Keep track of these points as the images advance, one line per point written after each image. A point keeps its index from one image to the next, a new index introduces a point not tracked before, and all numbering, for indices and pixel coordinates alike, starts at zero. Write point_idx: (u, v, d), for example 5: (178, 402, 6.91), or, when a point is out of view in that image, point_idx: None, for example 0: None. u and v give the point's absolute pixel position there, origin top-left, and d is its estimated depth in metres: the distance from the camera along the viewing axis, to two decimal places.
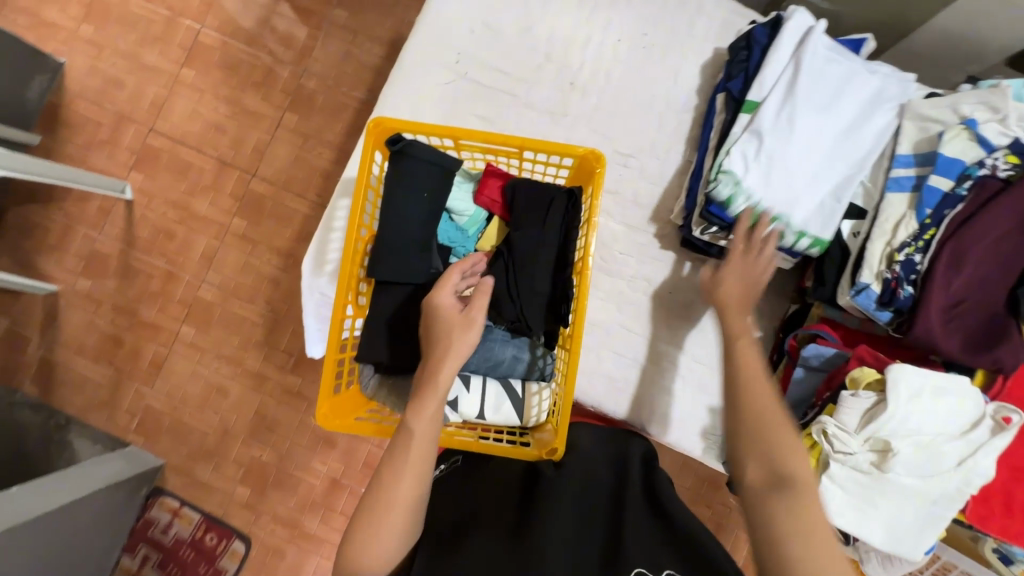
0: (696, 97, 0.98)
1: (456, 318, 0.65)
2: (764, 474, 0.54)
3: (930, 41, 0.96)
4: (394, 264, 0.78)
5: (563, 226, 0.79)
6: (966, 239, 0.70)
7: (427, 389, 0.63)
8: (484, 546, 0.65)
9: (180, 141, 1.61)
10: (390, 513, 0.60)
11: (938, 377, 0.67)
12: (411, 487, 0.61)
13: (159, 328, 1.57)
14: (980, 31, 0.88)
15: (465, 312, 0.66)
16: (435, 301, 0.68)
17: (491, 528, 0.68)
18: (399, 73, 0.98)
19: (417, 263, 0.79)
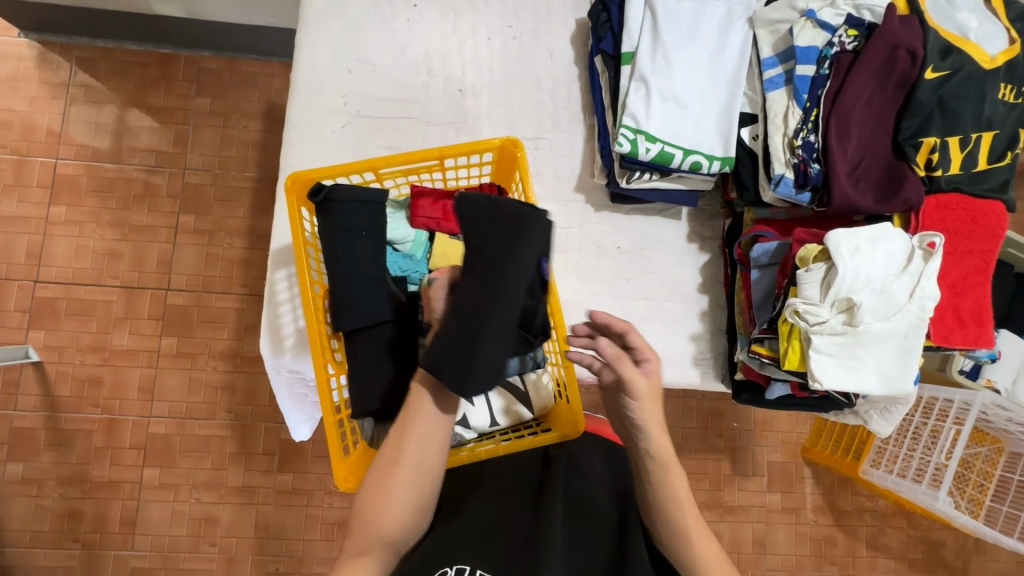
0: (576, 67, 1.05)
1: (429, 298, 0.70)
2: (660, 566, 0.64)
3: None
4: (361, 307, 0.77)
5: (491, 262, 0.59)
6: (844, 109, 0.80)
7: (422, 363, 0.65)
8: (481, 535, 0.65)
9: (74, 282, 1.49)
10: (395, 469, 0.61)
11: (870, 230, 0.75)
12: (432, 451, 0.62)
13: (118, 483, 1.43)
14: None
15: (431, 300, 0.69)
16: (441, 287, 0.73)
17: (497, 515, 0.67)
18: (292, 132, 0.97)
19: (379, 302, 0.78)
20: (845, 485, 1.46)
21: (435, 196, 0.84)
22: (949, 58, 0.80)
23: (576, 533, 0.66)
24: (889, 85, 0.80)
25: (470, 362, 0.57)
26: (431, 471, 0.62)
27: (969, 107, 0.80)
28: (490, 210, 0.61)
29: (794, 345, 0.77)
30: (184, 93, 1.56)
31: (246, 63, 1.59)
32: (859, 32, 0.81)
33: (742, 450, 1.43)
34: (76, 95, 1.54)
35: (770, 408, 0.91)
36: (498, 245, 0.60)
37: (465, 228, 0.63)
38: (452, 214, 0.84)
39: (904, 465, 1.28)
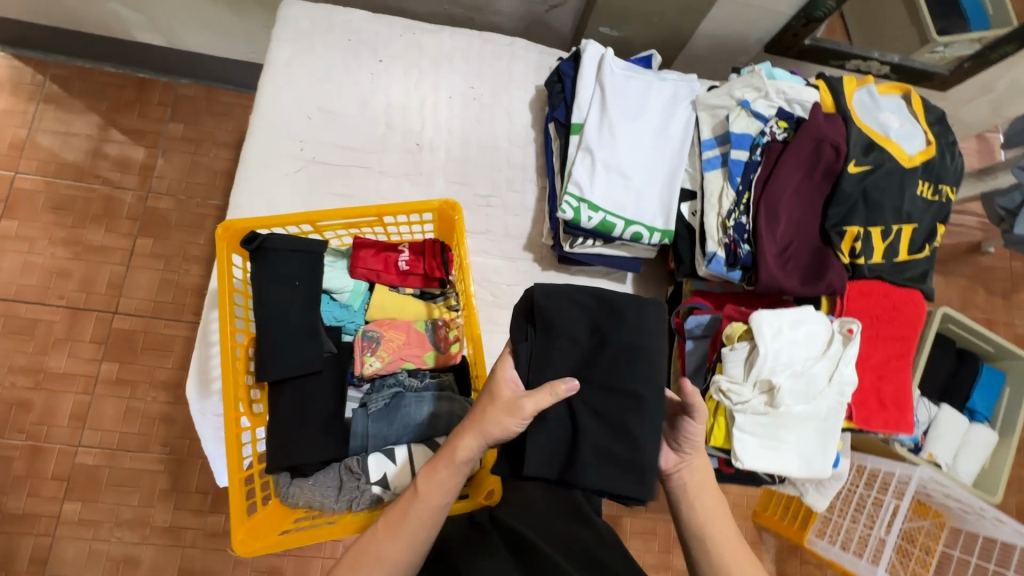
0: (533, 131, 1.09)
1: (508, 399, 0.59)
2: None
3: (709, 36, 1.19)
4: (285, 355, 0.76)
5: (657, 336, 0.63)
6: (774, 195, 0.83)
7: (445, 458, 0.62)
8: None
9: (15, 299, 1.43)
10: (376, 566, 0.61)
11: (793, 313, 0.77)
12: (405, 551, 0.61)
13: (35, 517, 1.34)
14: (746, 26, 1.16)
15: (516, 402, 0.58)
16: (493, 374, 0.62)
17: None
18: (246, 172, 0.97)
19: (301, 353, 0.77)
20: (795, 555, 1.44)
21: (377, 248, 0.86)
22: (870, 154, 0.85)
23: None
24: (816, 174, 0.84)
25: (636, 461, 0.60)
26: (412, 566, 0.63)
27: (890, 199, 0.85)
28: (585, 297, 0.63)
29: (718, 422, 0.78)
30: (157, 117, 1.57)
31: (224, 94, 1.60)
32: (789, 125, 0.87)
33: None
34: (45, 111, 1.53)
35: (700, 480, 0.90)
36: (623, 328, 0.62)
37: (560, 311, 0.62)
38: (393, 267, 0.85)
39: (847, 537, 1.27)
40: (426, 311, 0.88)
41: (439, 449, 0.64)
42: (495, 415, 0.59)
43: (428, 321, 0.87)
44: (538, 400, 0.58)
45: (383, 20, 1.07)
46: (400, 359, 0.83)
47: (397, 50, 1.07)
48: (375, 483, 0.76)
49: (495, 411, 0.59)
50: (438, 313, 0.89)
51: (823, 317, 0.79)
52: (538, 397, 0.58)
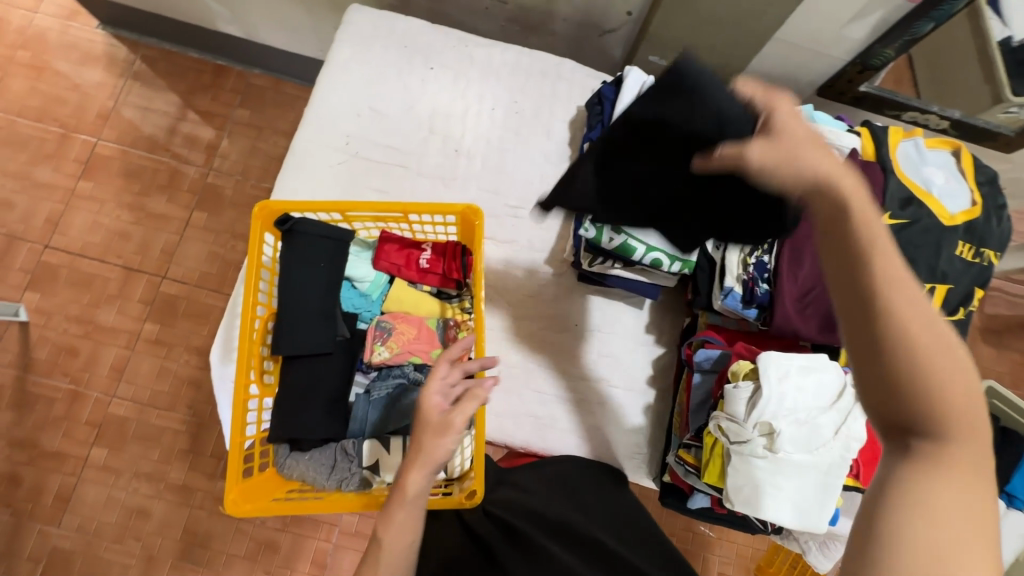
0: (570, 148, 1.11)
1: (436, 422, 0.64)
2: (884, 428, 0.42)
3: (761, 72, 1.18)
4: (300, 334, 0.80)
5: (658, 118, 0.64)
6: (800, 237, 0.82)
7: (396, 501, 0.63)
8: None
9: (79, 254, 1.56)
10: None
11: (802, 359, 0.76)
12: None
13: (65, 456, 1.44)
14: (800, 65, 1.14)
15: (448, 417, 0.64)
16: (421, 407, 0.66)
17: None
18: (294, 159, 1.04)
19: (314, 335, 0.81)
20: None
21: (402, 243, 0.90)
22: (907, 208, 0.82)
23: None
24: None
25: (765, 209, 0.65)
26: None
27: (924, 256, 0.82)
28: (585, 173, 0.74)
29: (714, 459, 0.77)
30: (227, 102, 1.68)
31: (290, 87, 1.71)
32: None
33: (690, 555, 1.35)
34: (131, 87, 1.67)
35: (692, 517, 0.88)
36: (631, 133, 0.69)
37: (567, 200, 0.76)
38: (414, 263, 0.89)
39: None
40: (439, 309, 0.91)
41: (389, 499, 0.64)
42: (444, 440, 0.63)
43: (440, 320, 0.89)
44: (468, 407, 0.65)
45: (439, 30, 1.13)
46: (408, 352, 0.85)
47: (449, 59, 1.12)
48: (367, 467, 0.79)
49: (441, 439, 0.63)
50: (451, 313, 0.92)
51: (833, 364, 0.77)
52: (465, 406, 0.65)
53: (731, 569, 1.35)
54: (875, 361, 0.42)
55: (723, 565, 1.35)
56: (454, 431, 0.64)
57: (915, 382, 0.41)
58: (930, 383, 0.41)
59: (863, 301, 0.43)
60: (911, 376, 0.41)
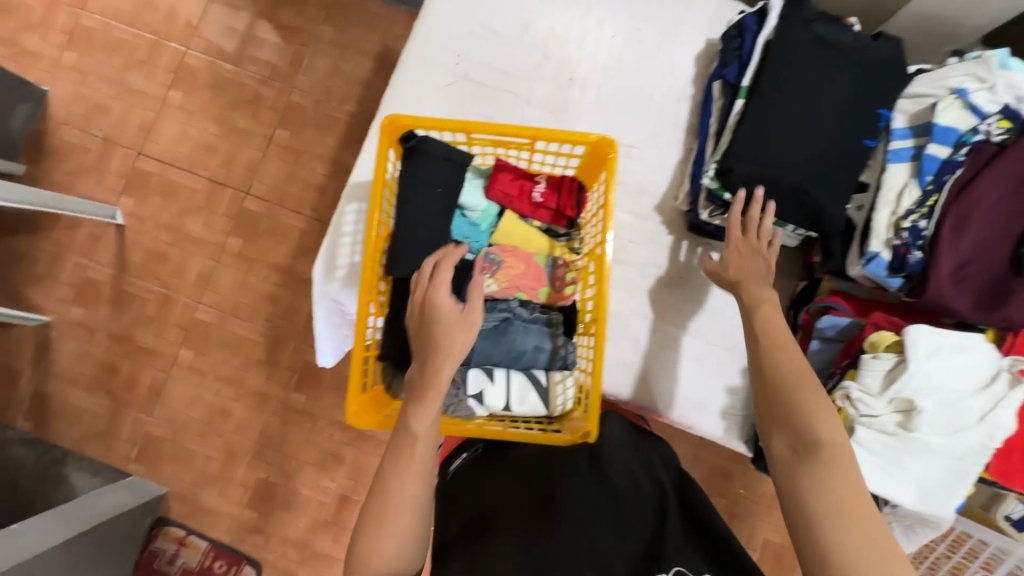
0: (692, 87, 1.02)
1: (455, 316, 0.67)
2: (791, 443, 0.60)
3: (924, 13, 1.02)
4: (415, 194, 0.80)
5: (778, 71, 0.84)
6: (967, 204, 0.74)
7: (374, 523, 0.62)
8: (513, 536, 0.68)
9: (169, 163, 1.60)
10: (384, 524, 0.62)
11: (957, 337, 0.69)
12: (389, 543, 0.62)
13: (156, 354, 1.54)
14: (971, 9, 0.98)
15: (464, 311, 0.68)
16: (432, 306, 0.68)
17: (516, 513, 0.72)
18: (401, 76, 1.00)
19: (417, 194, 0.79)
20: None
21: (516, 173, 0.86)
22: None
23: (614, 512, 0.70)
24: None
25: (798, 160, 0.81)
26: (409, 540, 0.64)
27: None
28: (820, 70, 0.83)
29: None
30: (313, 17, 1.63)
31: (376, 5, 1.64)
32: (1011, 126, 0.75)
33: (741, 520, 1.31)
34: None
35: None
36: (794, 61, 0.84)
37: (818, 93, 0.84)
38: (528, 196, 0.86)
39: None
40: (548, 246, 0.88)
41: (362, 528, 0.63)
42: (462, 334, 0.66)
43: (549, 258, 0.87)
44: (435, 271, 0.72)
45: None
46: (515, 287, 0.83)
47: None
48: (471, 396, 0.79)
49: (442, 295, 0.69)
50: (559, 251, 0.88)
51: (991, 346, 0.70)
52: (476, 300, 0.69)
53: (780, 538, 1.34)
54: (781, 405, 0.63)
55: (772, 533, 1.33)
56: (474, 325, 0.68)
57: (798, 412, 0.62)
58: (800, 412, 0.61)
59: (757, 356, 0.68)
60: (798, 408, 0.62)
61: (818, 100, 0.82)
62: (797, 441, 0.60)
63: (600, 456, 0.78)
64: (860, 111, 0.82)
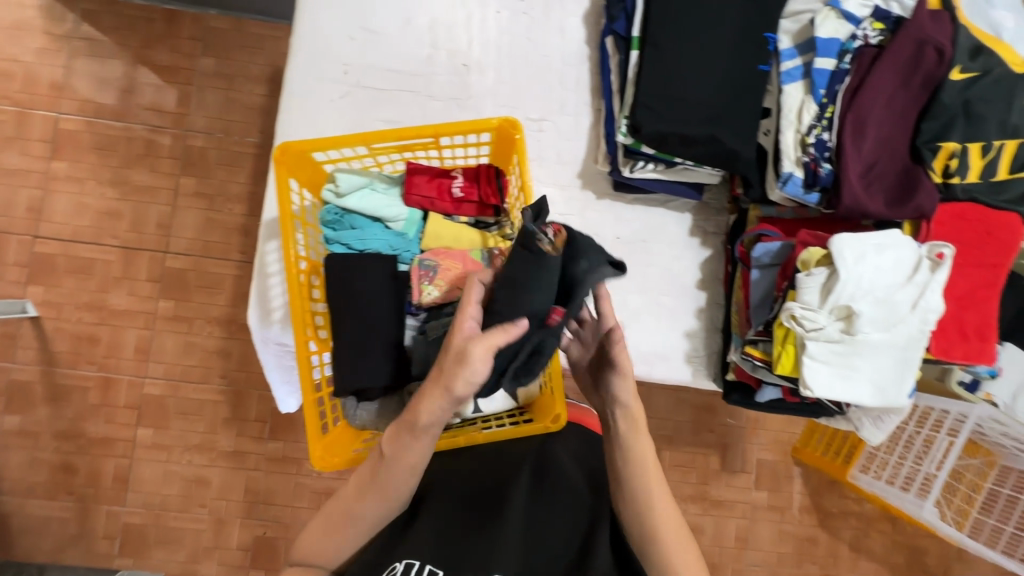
0: (588, 48, 1.01)
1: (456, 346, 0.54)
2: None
3: None
4: (580, 256, 0.55)
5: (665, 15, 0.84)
6: (861, 110, 0.77)
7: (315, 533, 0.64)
8: (437, 539, 0.63)
9: (73, 240, 1.45)
10: (345, 522, 0.62)
11: (876, 237, 0.74)
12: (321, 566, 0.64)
13: (113, 441, 1.43)
14: None
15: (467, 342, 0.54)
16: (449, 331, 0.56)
17: (455, 506, 0.67)
18: (290, 98, 0.94)
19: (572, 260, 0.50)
20: (821, 487, 1.37)
21: (431, 174, 0.84)
22: (978, 59, 0.77)
23: (541, 529, 0.64)
24: (913, 84, 0.77)
25: (699, 100, 0.82)
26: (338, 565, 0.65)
27: (995, 111, 0.77)
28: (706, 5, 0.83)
29: (788, 350, 0.76)
30: (188, 52, 1.49)
31: (253, 24, 1.50)
32: (885, 26, 0.79)
33: (733, 448, 1.35)
34: (80, 49, 1.47)
35: (759, 410, 0.90)
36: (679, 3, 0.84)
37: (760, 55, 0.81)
38: (448, 193, 0.84)
39: (893, 473, 1.21)
40: (480, 239, 0.85)
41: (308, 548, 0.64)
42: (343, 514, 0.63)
43: (483, 250, 0.83)
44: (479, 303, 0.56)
45: None
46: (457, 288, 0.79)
47: None
48: None
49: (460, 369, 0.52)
50: (493, 242, 0.86)
51: (909, 239, 0.74)
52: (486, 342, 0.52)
53: (770, 455, 1.36)
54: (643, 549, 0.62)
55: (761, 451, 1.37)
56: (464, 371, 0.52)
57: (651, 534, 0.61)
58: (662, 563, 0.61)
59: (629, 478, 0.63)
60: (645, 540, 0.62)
61: (708, 36, 0.83)
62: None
63: (552, 458, 0.72)
64: (747, 39, 0.83)
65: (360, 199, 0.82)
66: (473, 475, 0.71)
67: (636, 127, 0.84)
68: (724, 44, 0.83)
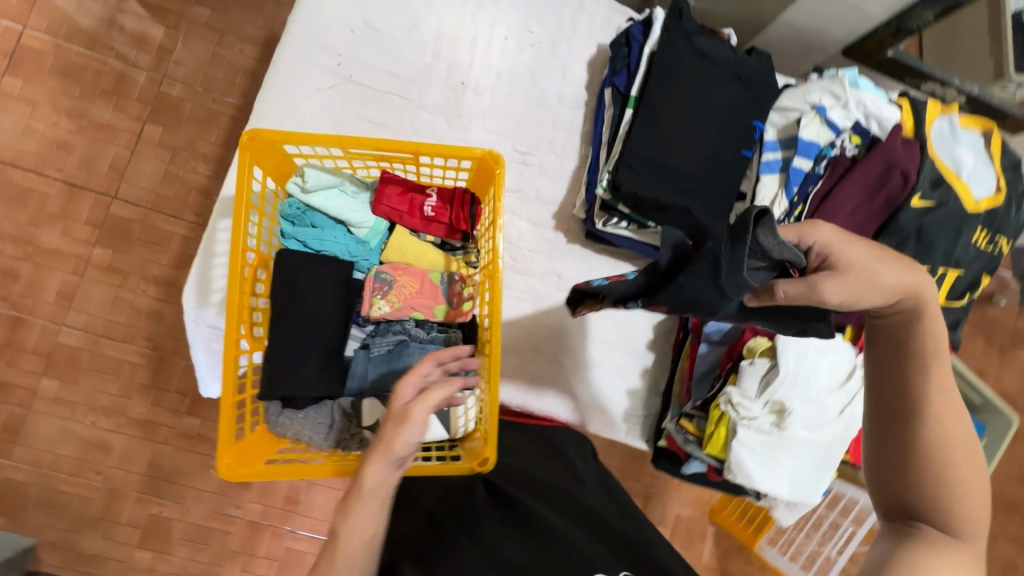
0: (586, 93, 1.01)
1: (396, 413, 0.59)
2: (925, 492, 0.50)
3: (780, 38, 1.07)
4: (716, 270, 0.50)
5: (664, 80, 0.86)
6: (828, 215, 0.80)
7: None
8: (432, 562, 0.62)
9: (11, 164, 1.32)
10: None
11: (820, 339, 0.77)
12: None
13: (10, 386, 1.28)
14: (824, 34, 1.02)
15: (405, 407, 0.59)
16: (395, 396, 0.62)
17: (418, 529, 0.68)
18: (274, 78, 0.90)
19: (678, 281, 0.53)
20: (741, 554, 1.38)
21: (404, 187, 0.82)
22: (937, 189, 0.81)
23: (518, 526, 0.65)
24: (877, 200, 0.81)
25: (681, 170, 0.84)
26: None
27: (943, 241, 0.82)
28: (703, 78, 0.85)
29: (719, 432, 0.78)
30: None
31: None
32: (862, 141, 0.84)
33: (654, 500, 1.36)
34: None
35: (683, 480, 0.91)
36: (679, 71, 0.86)
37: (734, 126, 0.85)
38: (418, 210, 0.82)
39: (797, 550, 1.22)
40: (443, 262, 0.85)
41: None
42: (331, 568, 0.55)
43: (444, 273, 0.83)
44: (435, 398, 0.59)
45: None
46: (409, 307, 0.80)
47: None
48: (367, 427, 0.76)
49: (404, 428, 0.57)
50: (456, 267, 0.85)
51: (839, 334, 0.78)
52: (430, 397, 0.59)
53: (689, 512, 1.37)
54: (917, 427, 0.51)
55: (681, 508, 1.37)
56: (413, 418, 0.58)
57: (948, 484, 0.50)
58: (935, 449, 0.51)
59: (902, 415, 0.52)
60: (952, 490, 0.50)
61: (700, 110, 0.85)
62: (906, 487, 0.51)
63: (500, 474, 0.75)
64: (734, 121, 0.86)
65: (325, 198, 0.79)
66: (429, 517, 0.70)
67: (616, 185, 0.85)
68: (716, 119, 0.85)
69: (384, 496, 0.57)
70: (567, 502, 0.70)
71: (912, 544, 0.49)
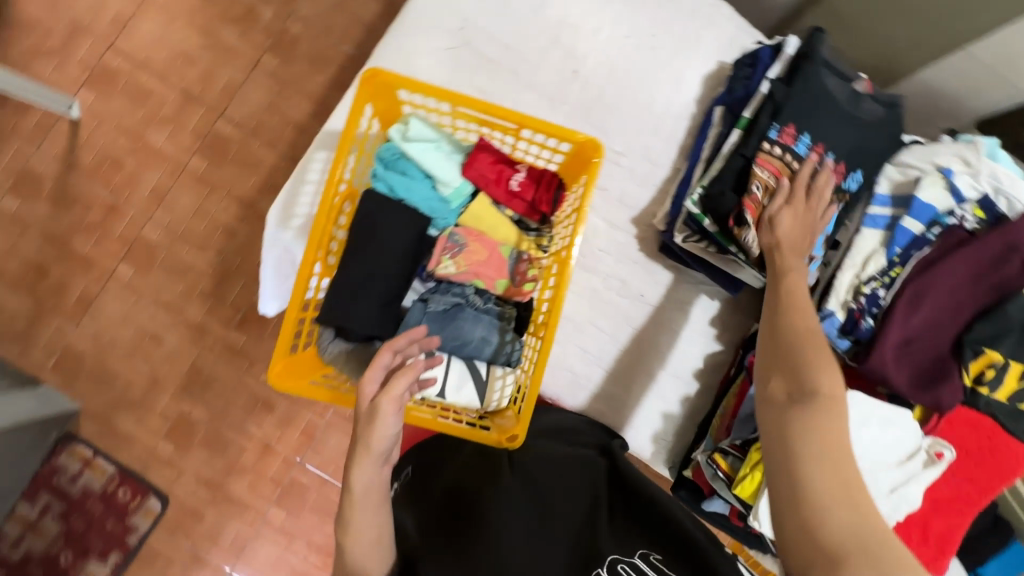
0: (694, 107, 0.99)
1: (364, 412, 0.60)
2: (789, 387, 0.58)
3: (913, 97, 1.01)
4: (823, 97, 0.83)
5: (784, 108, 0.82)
6: (927, 285, 0.76)
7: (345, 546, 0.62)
8: (462, 516, 0.70)
9: (142, 66, 1.43)
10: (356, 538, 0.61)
11: (888, 411, 0.74)
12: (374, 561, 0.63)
13: (92, 263, 1.39)
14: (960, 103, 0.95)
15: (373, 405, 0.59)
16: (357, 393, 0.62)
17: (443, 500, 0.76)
18: (399, 30, 0.94)
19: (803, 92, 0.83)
20: None
21: (497, 157, 0.83)
22: None
23: (538, 496, 0.72)
24: (984, 282, 0.75)
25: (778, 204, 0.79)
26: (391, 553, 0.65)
27: None
28: (828, 112, 0.81)
29: (753, 476, 0.76)
30: None
31: None
32: (984, 216, 0.77)
33: None
34: None
35: (701, 516, 0.90)
36: (802, 101, 0.81)
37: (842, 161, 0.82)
38: (505, 182, 0.82)
39: None
40: (515, 238, 0.84)
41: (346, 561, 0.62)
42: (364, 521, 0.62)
43: (514, 250, 0.84)
44: (399, 389, 0.60)
45: None
46: (473, 274, 0.81)
47: None
48: None
49: (375, 427, 0.59)
50: (526, 246, 0.85)
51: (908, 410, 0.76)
52: (397, 389, 0.60)
53: None
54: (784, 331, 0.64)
55: None
56: (383, 418, 0.59)
57: (811, 370, 0.58)
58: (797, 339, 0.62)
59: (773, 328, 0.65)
60: (815, 370, 0.58)
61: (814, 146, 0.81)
62: (795, 388, 0.58)
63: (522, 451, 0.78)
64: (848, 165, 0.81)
65: (421, 149, 0.80)
66: (451, 487, 0.77)
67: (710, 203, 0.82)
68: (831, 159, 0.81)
69: (376, 492, 0.61)
70: (592, 483, 0.73)
71: (797, 431, 0.55)
